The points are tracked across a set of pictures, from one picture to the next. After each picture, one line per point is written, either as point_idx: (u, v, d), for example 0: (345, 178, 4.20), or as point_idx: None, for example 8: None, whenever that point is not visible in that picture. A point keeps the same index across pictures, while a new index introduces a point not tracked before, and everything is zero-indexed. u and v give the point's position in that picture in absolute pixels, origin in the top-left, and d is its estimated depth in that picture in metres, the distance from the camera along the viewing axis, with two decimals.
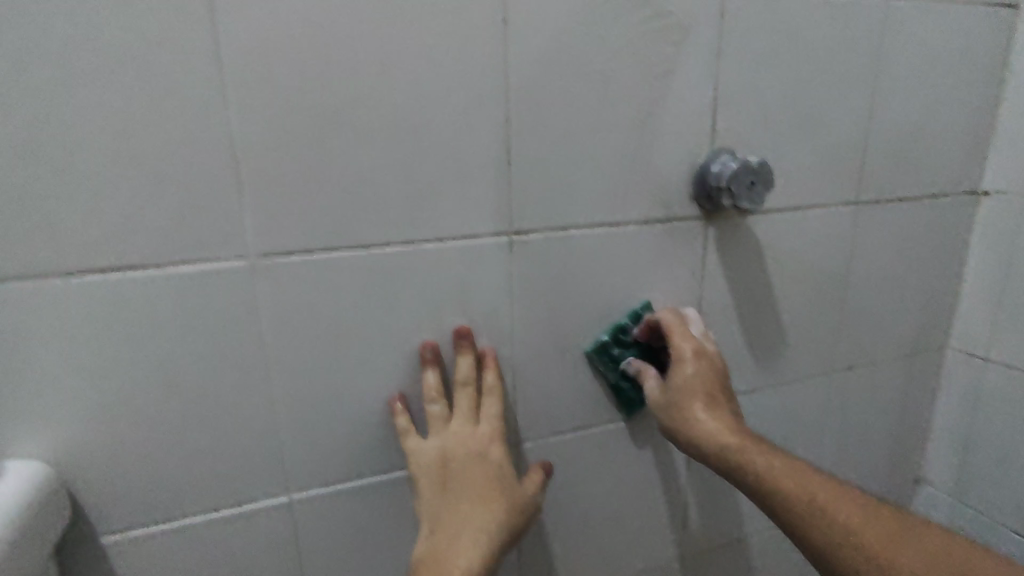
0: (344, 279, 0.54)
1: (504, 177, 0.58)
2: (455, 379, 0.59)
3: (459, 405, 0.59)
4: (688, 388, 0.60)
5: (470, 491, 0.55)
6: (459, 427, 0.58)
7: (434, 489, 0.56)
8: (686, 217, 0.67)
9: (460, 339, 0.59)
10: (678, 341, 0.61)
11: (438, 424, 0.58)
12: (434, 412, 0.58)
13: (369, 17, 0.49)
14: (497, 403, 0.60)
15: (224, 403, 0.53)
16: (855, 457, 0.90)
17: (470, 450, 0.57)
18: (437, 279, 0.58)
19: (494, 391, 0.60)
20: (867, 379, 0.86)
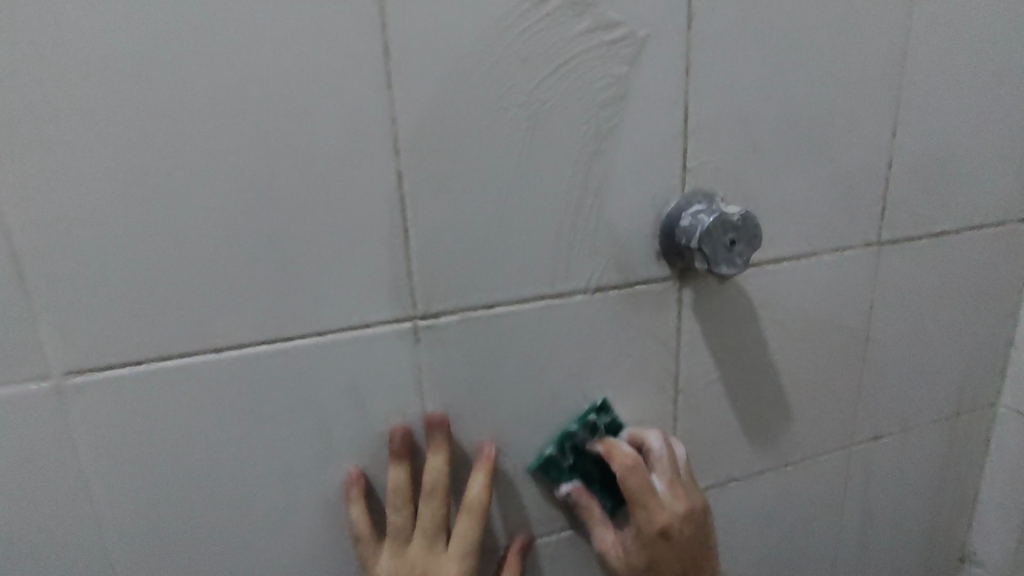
0: (189, 393, 0.42)
1: (400, 249, 0.44)
2: (423, 485, 0.47)
3: (423, 523, 0.47)
4: (654, 561, 0.50)
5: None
6: (419, 555, 0.47)
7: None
8: (652, 279, 0.52)
9: (437, 433, 0.48)
10: (641, 520, 0.49)
11: (395, 539, 0.47)
12: (394, 526, 0.47)
13: (189, 61, 0.37)
14: (474, 532, 0.47)
15: (48, 551, 0.43)
16: (880, 537, 0.75)
17: None
18: (321, 381, 0.45)
19: (475, 516, 0.47)
20: (895, 448, 0.71)
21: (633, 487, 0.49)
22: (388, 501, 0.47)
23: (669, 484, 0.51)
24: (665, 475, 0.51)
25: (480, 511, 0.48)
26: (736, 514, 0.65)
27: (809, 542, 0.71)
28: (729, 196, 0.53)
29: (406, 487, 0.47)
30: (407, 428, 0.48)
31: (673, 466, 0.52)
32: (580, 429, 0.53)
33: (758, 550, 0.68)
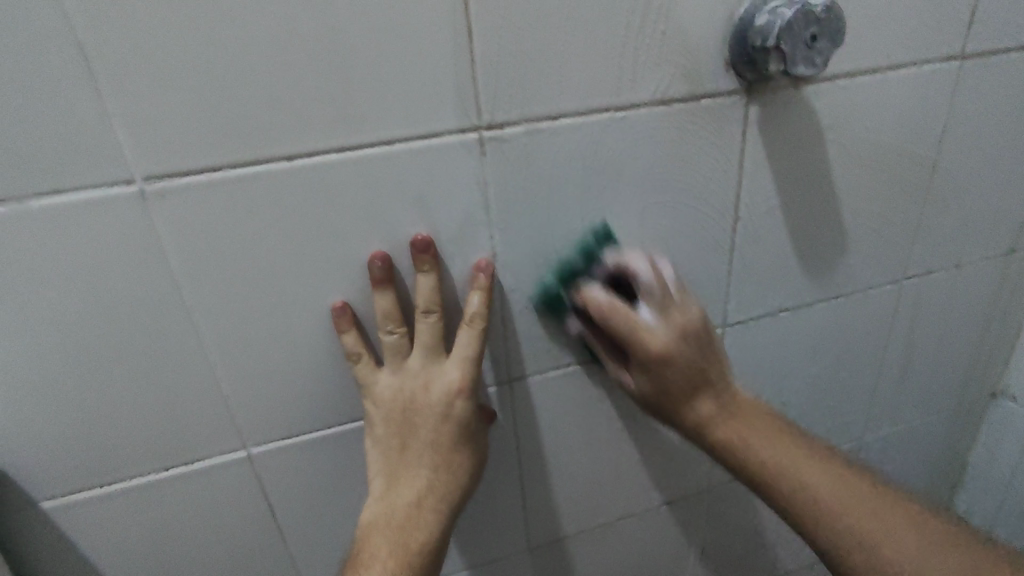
0: (266, 200, 0.43)
1: (463, 51, 0.43)
2: (417, 305, 0.48)
3: (421, 339, 0.49)
4: (670, 353, 0.51)
5: (430, 449, 0.51)
6: (425, 369, 0.50)
7: (389, 434, 0.51)
8: (719, 91, 0.50)
9: (423, 257, 0.47)
10: (621, 326, 0.50)
11: (399, 358, 0.50)
12: (391, 347, 0.49)
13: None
14: (475, 342, 0.49)
15: (147, 356, 0.45)
16: (919, 372, 0.77)
17: (434, 401, 0.50)
18: (391, 194, 0.46)
19: (474, 327, 0.49)
20: (947, 284, 0.71)
21: (621, 318, 0.49)
22: (380, 324, 0.49)
23: (651, 277, 0.50)
24: (654, 305, 0.51)
25: (481, 324, 0.49)
26: (784, 344, 0.67)
27: (850, 375, 0.73)
28: None
29: (396, 309, 0.48)
30: (385, 253, 0.47)
31: (663, 289, 0.51)
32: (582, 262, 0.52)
33: (801, 379, 0.71)
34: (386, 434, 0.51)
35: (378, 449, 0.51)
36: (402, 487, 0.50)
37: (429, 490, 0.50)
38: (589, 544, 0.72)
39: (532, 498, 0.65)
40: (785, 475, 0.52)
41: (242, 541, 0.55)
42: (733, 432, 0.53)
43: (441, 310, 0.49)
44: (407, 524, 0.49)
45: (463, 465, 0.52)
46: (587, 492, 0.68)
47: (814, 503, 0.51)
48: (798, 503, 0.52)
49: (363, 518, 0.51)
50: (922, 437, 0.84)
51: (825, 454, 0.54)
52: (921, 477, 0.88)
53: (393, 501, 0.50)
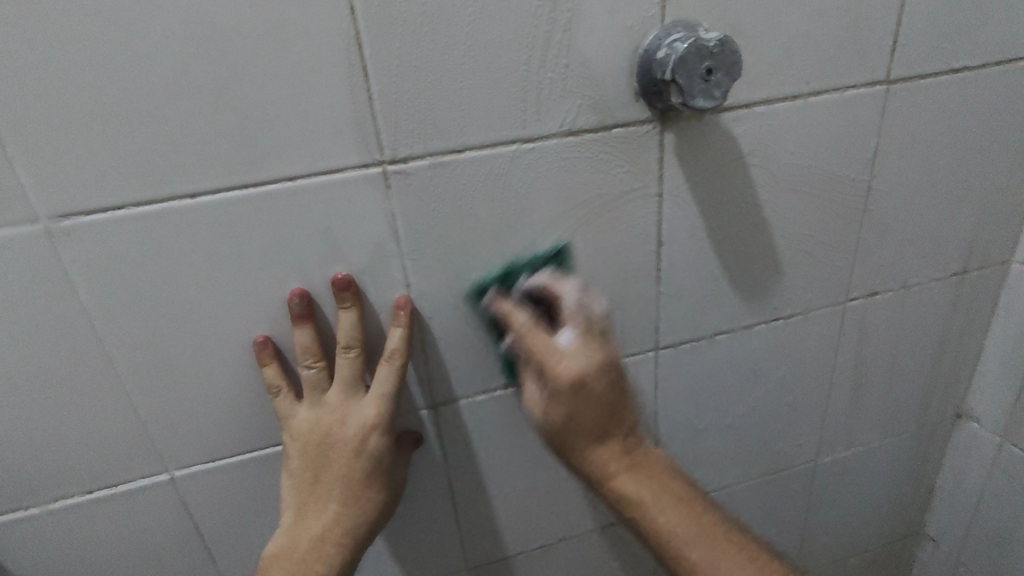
0: (171, 236, 0.44)
1: (360, 90, 0.44)
2: (338, 341, 0.50)
3: (340, 374, 0.51)
4: (569, 409, 0.47)
5: (341, 482, 0.52)
6: (342, 404, 0.51)
7: (304, 465, 0.52)
8: (630, 122, 0.51)
9: (344, 295, 0.49)
10: (548, 359, 0.47)
11: (319, 392, 0.51)
12: (310, 380, 0.50)
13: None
14: (393, 379, 0.51)
15: (64, 384, 0.47)
16: (874, 394, 0.76)
17: (348, 435, 0.51)
18: (296, 228, 0.47)
19: (393, 364, 0.50)
20: (895, 306, 0.70)
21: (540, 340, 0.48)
22: (300, 358, 0.50)
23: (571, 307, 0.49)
24: (575, 328, 0.48)
25: (400, 361, 0.51)
26: (723, 368, 0.66)
27: (798, 398, 0.72)
28: (715, 27, 0.49)
29: (316, 344, 0.50)
30: (305, 290, 0.49)
31: (586, 324, 0.48)
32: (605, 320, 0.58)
33: (745, 402, 0.70)
34: (301, 467, 0.52)
35: (291, 479, 0.52)
36: (310, 518, 0.52)
37: (337, 523, 0.52)
38: (532, 565, 0.72)
39: (467, 520, 0.66)
40: (645, 514, 0.50)
41: (173, 557, 0.57)
42: (609, 457, 0.50)
43: (362, 346, 0.50)
44: (312, 555, 0.51)
45: (374, 499, 0.53)
46: (526, 514, 0.68)
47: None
48: (651, 532, 0.50)
49: (271, 545, 0.52)
50: (882, 459, 0.82)
51: (679, 496, 0.51)
52: (884, 498, 0.86)
53: (301, 532, 0.51)
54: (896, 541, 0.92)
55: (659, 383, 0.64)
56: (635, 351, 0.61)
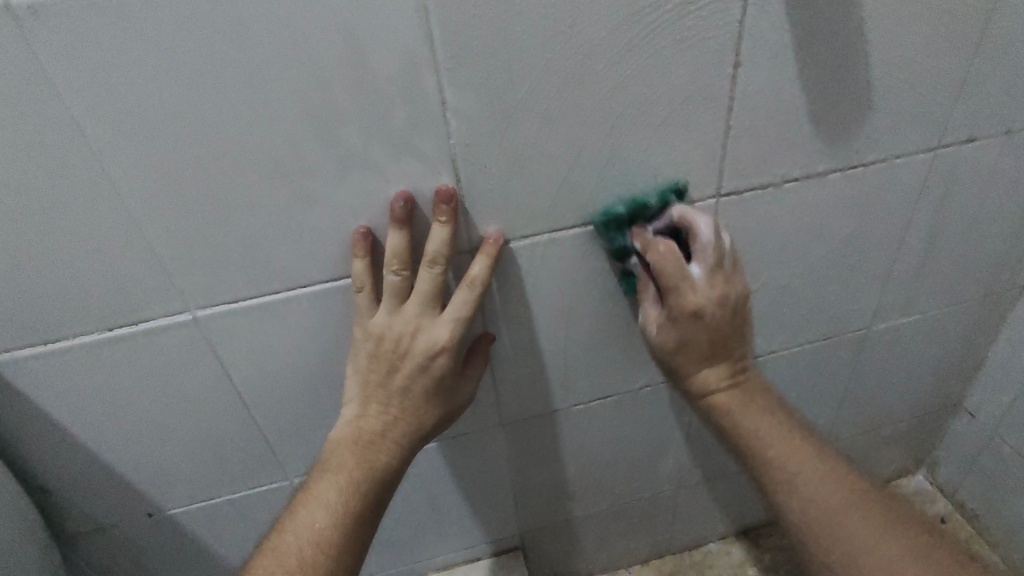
0: (163, 30, 0.37)
1: None
2: (425, 252, 0.48)
3: (421, 288, 0.50)
4: (721, 296, 0.55)
5: (402, 392, 0.53)
6: (416, 318, 0.50)
7: (371, 368, 0.53)
8: None
9: (443, 209, 0.47)
10: (686, 292, 0.54)
11: (396, 300, 0.50)
12: (392, 287, 0.50)
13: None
14: (471, 304, 0.50)
15: (64, 209, 0.43)
16: (946, 258, 0.69)
17: (417, 351, 0.51)
18: (312, 27, 0.39)
19: (474, 289, 0.50)
20: (992, 155, 0.61)
21: (671, 270, 0.53)
22: (387, 261, 0.49)
23: (716, 241, 0.54)
24: (707, 264, 0.54)
25: (480, 288, 0.50)
26: (789, 220, 0.60)
27: (864, 259, 0.66)
28: None
29: (406, 251, 0.49)
30: (408, 193, 0.48)
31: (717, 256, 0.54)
32: (641, 168, 0.52)
33: (806, 261, 0.64)
34: (369, 368, 0.53)
35: (359, 375, 0.54)
36: (372, 415, 0.54)
37: (395, 425, 0.54)
38: (565, 423, 0.71)
39: (502, 374, 0.64)
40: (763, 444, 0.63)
41: (204, 400, 0.56)
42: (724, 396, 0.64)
43: (447, 264, 0.49)
44: (370, 448, 0.53)
45: (430, 413, 0.55)
46: (562, 371, 0.65)
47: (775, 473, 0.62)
48: (767, 467, 0.63)
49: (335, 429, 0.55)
50: (938, 330, 0.78)
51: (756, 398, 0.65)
52: (932, 369, 0.83)
53: (358, 429, 0.54)
54: (933, 413, 0.91)
55: None
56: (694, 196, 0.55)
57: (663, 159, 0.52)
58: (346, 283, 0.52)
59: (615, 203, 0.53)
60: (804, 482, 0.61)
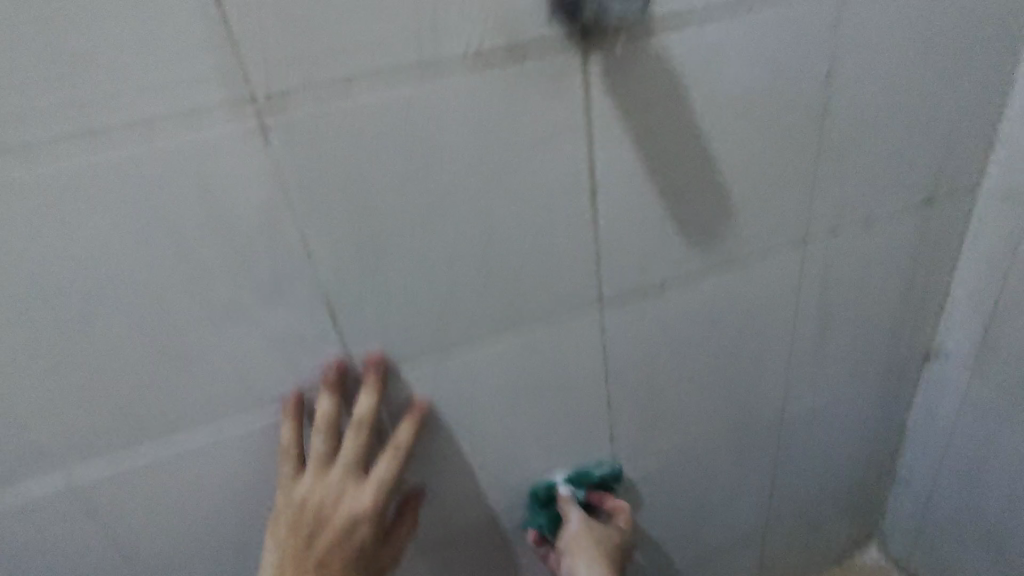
0: (18, 216, 0.39)
1: (214, 27, 0.37)
2: (355, 414, 0.51)
3: (348, 449, 0.51)
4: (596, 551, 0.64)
5: (320, 563, 0.50)
6: (342, 482, 0.51)
7: (289, 539, 0.51)
8: (546, 53, 0.44)
9: (373, 374, 0.52)
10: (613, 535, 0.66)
11: (320, 463, 0.51)
12: (318, 449, 0.51)
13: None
14: (395, 467, 0.52)
15: None
16: (842, 337, 0.72)
17: (340, 517, 0.50)
18: (166, 198, 0.41)
19: (399, 452, 0.53)
20: (859, 243, 0.65)
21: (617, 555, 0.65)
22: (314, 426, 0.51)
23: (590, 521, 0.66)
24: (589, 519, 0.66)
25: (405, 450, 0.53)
26: (677, 321, 0.62)
27: (760, 348, 0.68)
28: None
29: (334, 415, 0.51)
30: (333, 363, 0.51)
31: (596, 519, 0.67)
32: (520, 290, 0.54)
33: (705, 354, 0.66)
34: (288, 540, 0.51)
35: (276, 549, 0.51)
36: None
37: None
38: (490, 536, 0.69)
39: None
40: None
41: (101, 554, 0.55)
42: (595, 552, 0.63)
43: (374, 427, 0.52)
44: None
45: None
46: (477, 488, 0.64)
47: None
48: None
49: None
50: (853, 405, 0.80)
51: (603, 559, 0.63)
52: (858, 442, 0.84)
53: None
54: (871, 483, 0.91)
55: (608, 342, 0.60)
56: (577, 309, 0.57)
57: (539, 279, 0.54)
58: (236, 425, 0.52)
59: (499, 323, 0.55)
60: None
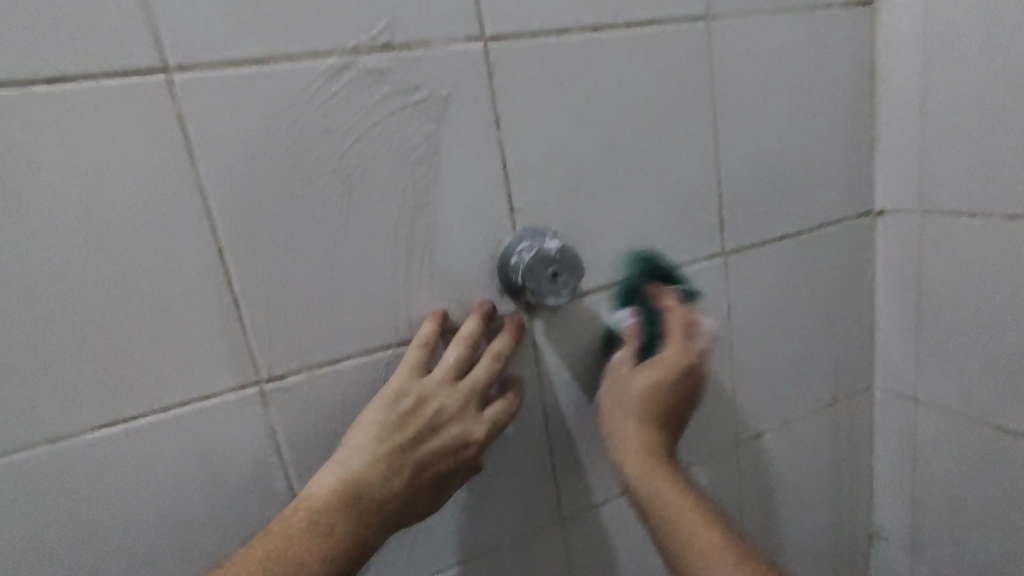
0: (28, 488, 0.43)
1: (233, 321, 0.46)
2: (491, 350, 0.51)
3: (478, 382, 0.49)
4: (650, 395, 0.52)
5: (420, 469, 0.47)
6: (465, 412, 0.49)
7: (398, 435, 0.46)
8: (500, 317, 0.54)
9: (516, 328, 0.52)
10: (672, 349, 0.53)
11: (452, 386, 0.48)
12: (450, 364, 0.49)
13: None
14: (508, 414, 0.52)
15: None
16: (789, 529, 0.77)
17: (452, 405, 0.48)
18: (169, 460, 0.47)
19: (513, 403, 0.52)
20: (784, 442, 0.74)
21: None
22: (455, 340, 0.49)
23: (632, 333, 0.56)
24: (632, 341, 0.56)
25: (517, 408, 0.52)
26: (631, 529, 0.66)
27: None
28: (563, 230, 0.55)
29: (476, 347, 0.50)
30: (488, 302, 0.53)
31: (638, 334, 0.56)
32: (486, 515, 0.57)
33: None
34: (394, 426, 0.46)
35: (372, 424, 0.46)
36: (377, 471, 0.45)
37: (395, 497, 0.46)
38: None
39: None
40: (675, 540, 0.47)
41: None
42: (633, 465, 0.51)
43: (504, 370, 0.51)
44: (360, 515, 0.44)
45: (427, 494, 0.48)
46: None
47: (646, 506, 0.49)
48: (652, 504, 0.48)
49: (247, 552, 0.41)
50: None
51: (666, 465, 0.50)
52: None
53: (347, 489, 0.44)
54: None
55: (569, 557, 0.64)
56: (541, 528, 0.60)
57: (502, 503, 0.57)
58: None
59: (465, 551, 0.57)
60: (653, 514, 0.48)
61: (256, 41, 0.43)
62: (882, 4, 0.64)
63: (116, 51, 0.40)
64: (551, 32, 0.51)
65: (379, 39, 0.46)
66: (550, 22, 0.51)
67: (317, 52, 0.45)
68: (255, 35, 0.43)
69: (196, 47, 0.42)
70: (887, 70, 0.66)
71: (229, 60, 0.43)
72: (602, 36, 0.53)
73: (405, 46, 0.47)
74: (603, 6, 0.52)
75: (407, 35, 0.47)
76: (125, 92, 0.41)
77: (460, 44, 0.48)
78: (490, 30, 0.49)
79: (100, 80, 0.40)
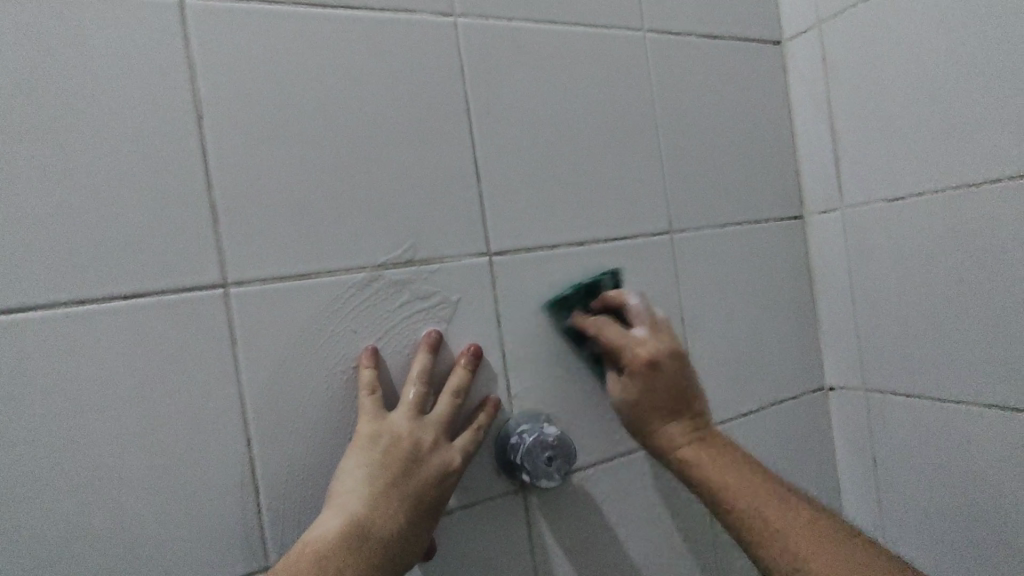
0: None
1: (249, 506, 0.49)
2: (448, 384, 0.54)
3: (439, 409, 0.52)
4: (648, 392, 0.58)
5: (413, 504, 0.48)
6: (437, 439, 0.51)
7: (385, 473, 0.48)
8: (495, 495, 0.58)
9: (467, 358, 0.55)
10: (631, 350, 0.58)
11: (420, 422, 0.51)
12: (412, 401, 0.52)
13: (57, 355, 0.44)
14: (478, 434, 0.54)
15: None
16: None
17: (427, 440, 0.50)
18: None
19: (479, 425, 0.54)
20: None
21: None
22: (409, 382, 0.53)
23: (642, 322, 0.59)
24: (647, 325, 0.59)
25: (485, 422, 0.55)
26: None
27: None
28: (553, 412, 0.61)
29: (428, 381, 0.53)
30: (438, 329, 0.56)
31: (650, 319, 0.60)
32: None
33: None
34: (377, 466, 0.48)
35: (357, 467, 0.48)
36: (375, 509, 0.46)
37: (399, 533, 0.46)
38: None
39: None
40: (750, 508, 0.53)
41: None
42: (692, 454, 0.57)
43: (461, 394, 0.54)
44: (367, 548, 0.44)
45: (425, 531, 0.49)
46: None
47: (711, 489, 0.55)
48: (732, 495, 0.54)
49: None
50: None
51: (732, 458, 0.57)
52: None
53: (352, 526, 0.45)
54: None
55: None
56: None
57: None
58: None
59: None
60: (732, 495, 0.54)
61: (303, 260, 0.52)
62: (810, 219, 0.79)
63: (190, 269, 0.48)
64: (544, 246, 0.61)
65: (404, 256, 0.55)
66: (543, 240, 0.61)
67: (353, 267, 0.53)
68: (303, 255, 0.52)
69: (254, 265, 0.50)
70: (820, 270, 0.78)
71: (278, 276, 0.51)
72: (586, 249, 0.63)
73: (425, 261, 0.56)
74: (586, 226, 0.63)
75: (427, 252, 0.56)
76: (190, 303, 0.48)
77: (470, 258, 0.58)
78: (495, 246, 0.59)
79: (172, 293, 0.48)
